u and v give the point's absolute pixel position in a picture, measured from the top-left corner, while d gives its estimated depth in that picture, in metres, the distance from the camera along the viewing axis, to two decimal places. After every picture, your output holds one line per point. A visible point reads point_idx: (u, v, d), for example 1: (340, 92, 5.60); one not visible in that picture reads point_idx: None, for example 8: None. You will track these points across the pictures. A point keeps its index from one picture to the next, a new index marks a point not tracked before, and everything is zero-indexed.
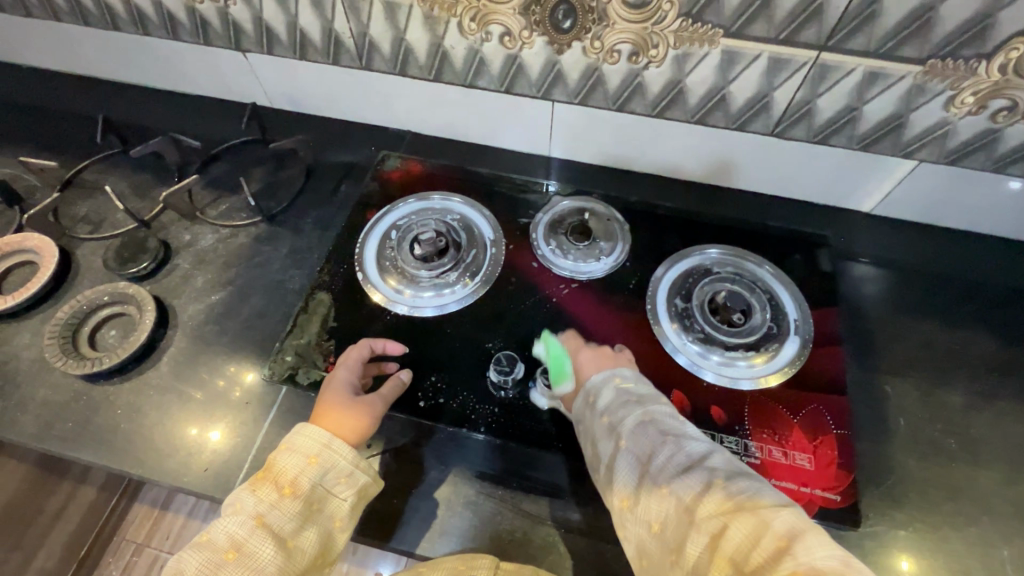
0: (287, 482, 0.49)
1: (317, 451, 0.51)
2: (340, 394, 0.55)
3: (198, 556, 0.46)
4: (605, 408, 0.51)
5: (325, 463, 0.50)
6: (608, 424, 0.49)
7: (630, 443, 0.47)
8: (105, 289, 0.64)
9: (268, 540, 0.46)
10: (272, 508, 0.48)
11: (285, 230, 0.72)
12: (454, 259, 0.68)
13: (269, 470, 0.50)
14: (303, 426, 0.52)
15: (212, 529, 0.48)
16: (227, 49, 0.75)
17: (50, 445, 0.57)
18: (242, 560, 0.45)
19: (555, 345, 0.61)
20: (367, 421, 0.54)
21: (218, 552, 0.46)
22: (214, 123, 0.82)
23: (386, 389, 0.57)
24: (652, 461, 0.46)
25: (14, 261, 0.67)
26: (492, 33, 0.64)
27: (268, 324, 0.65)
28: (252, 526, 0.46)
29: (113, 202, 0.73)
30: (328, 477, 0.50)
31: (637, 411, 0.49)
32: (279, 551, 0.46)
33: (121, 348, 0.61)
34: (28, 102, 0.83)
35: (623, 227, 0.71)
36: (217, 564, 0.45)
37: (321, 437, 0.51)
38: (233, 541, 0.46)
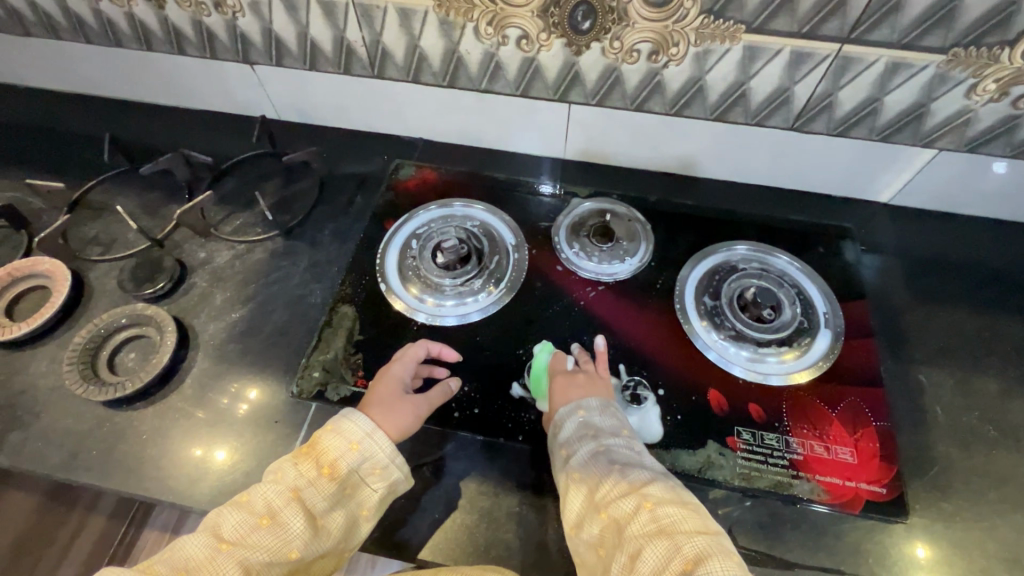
0: (327, 462, 0.48)
1: (360, 438, 0.49)
2: (389, 391, 0.55)
3: (235, 516, 0.45)
4: (565, 441, 0.52)
5: (366, 451, 0.49)
6: (563, 455, 0.51)
7: (579, 474, 0.48)
8: (123, 311, 0.62)
9: (301, 515, 0.45)
10: (310, 484, 0.47)
11: (302, 243, 0.71)
12: (478, 267, 0.67)
13: (314, 446, 0.49)
14: (353, 411, 0.51)
15: (252, 492, 0.47)
16: (234, 62, 0.73)
17: (75, 475, 0.55)
18: (275, 529, 0.45)
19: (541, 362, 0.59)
20: (411, 421, 0.53)
21: (254, 515, 0.45)
22: (222, 138, 0.81)
23: (433, 393, 0.56)
24: (595, 490, 0.47)
25: (24, 287, 0.65)
26: (509, 36, 0.63)
27: (291, 340, 0.64)
28: (291, 498, 0.46)
29: (124, 222, 0.71)
30: (365, 465, 0.49)
31: (591, 443, 0.50)
32: (308, 528, 0.45)
33: (143, 371, 0.59)
34: (28, 125, 0.82)
35: (646, 227, 0.71)
36: (251, 527, 0.45)
37: (367, 424, 0.50)
38: (269, 508, 0.46)
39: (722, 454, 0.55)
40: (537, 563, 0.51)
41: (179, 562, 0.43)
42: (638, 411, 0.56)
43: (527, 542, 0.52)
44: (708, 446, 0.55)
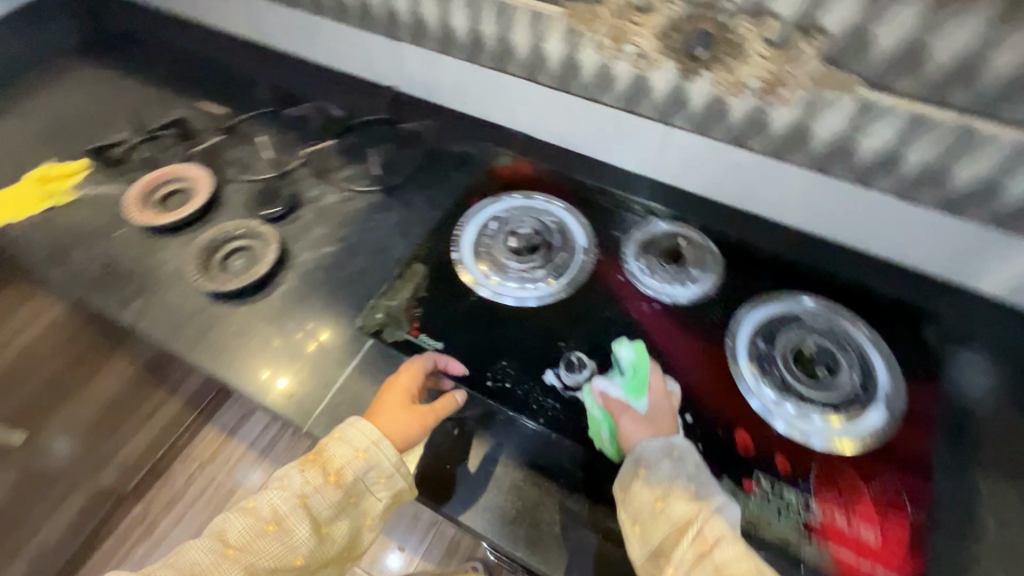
0: (333, 470, 0.56)
1: (365, 447, 0.56)
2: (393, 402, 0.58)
3: (245, 522, 0.54)
4: (692, 477, 0.51)
5: (370, 460, 0.56)
6: (688, 490, 0.51)
7: (705, 521, 0.49)
8: (244, 224, 0.73)
9: (305, 521, 0.54)
10: (314, 492, 0.55)
11: (398, 202, 0.79)
12: (544, 258, 0.71)
13: (321, 455, 0.57)
14: (357, 420, 0.57)
15: (259, 499, 0.56)
16: (382, 35, 0.83)
17: (174, 345, 0.66)
18: (279, 533, 0.54)
19: (641, 369, 0.60)
20: (416, 431, 0.57)
21: (262, 521, 0.54)
22: (355, 98, 0.91)
23: (439, 403, 0.59)
24: (717, 544, 0.48)
25: (175, 186, 0.78)
26: (625, 51, 0.65)
27: (367, 281, 0.71)
28: (296, 505, 0.54)
29: (259, 152, 0.82)
30: (369, 475, 0.56)
31: (721, 497, 0.51)
32: (312, 535, 0.54)
33: (246, 275, 0.69)
34: (210, 59, 0.97)
35: (716, 259, 0.71)
36: (260, 532, 0.54)
37: (372, 436, 0.56)
38: (275, 515, 0.54)
39: (735, 495, 0.54)
40: (526, 535, 0.54)
41: (188, 565, 0.52)
42: None
43: (523, 514, 0.55)
44: (722, 482, 0.55)
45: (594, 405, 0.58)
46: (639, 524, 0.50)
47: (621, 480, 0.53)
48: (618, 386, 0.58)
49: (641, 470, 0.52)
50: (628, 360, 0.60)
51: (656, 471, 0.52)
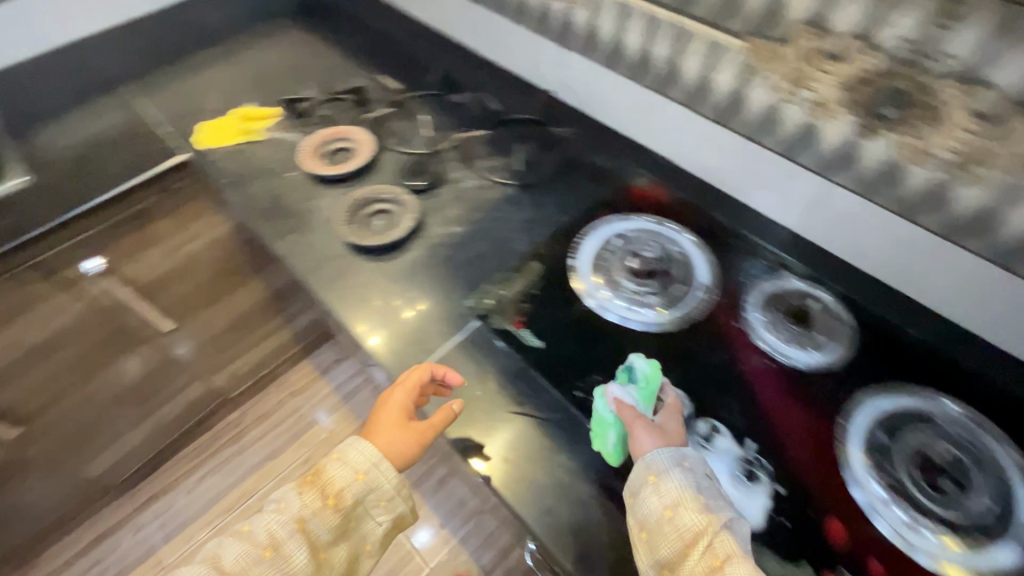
0: (332, 493, 0.58)
1: (365, 469, 0.59)
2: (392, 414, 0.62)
3: (241, 547, 0.56)
4: (701, 490, 0.50)
5: (371, 481, 0.59)
6: (695, 500, 0.49)
7: (715, 536, 0.47)
8: (392, 191, 0.80)
9: (304, 545, 0.56)
10: (313, 517, 0.57)
11: (529, 200, 0.81)
12: (660, 287, 0.70)
13: (318, 478, 0.59)
14: (358, 442, 0.60)
15: (252, 524, 0.57)
16: (552, 41, 0.85)
17: (310, 280, 0.73)
18: (277, 559, 0.55)
19: (651, 379, 0.58)
20: (413, 446, 0.61)
21: (258, 547, 0.55)
22: (511, 96, 0.95)
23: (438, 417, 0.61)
24: (726, 561, 0.46)
25: (343, 144, 0.87)
26: (801, 97, 0.61)
27: (484, 266, 0.74)
28: (293, 531, 0.56)
29: (417, 128, 0.89)
30: (369, 497, 0.59)
31: (731, 513, 0.49)
32: (311, 560, 0.56)
33: (383, 235, 0.75)
34: (393, 38, 1.06)
35: (847, 333, 0.66)
36: (257, 558, 0.55)
37: (371, 457, 0.59)
38: (273, 540, 0.56)
39: None
40: (581, 551, 0.54)
41: None
42: (746, 489, 0.54)
43: (581, 529, 0.55)
44: (800, 566, 0.50)
45: (606, 409, 0.56)
46: (644, 531, 0.49)
47: (629, 486, 0.52)
48: (632, 394, 0.56)
49: (649, 477, 0.51)
50: (643, 370, 0.58)
51: (664, 479, 0.51)
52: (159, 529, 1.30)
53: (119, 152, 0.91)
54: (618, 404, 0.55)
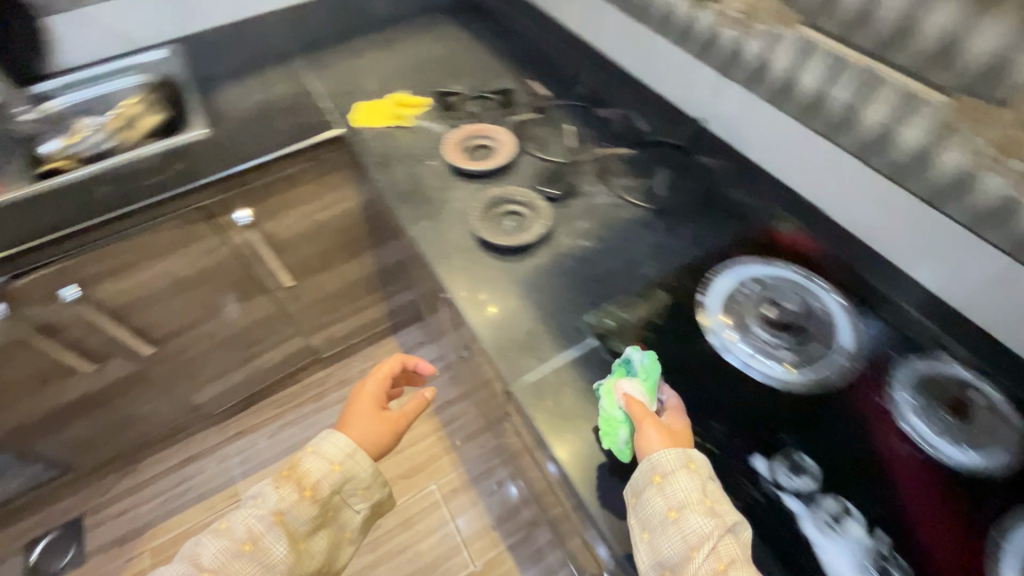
0: (308, 486, 0.68)
1: (340, 459, 0.71)
2: (366, 405, 0.77)
3: (221, 543, 0.64)
4: (704, 493, 0.49)
5: (345, 470, 0.71)
6: (702, 504, 0.49)
7: (721, 540, 0.47)
8: (526, 195, 0.81)
9: (283, 537, 0.65)
10: (290, 508, 0.67)
11: (661, 225, 0.79)
12: (794, 342, 0.65)
13: (293, 473, 0.69)
14: (332, 437, 0.72)
15: (230, 522, 0.66)
16: (712, 69, 0.82)
17: (437, 267, 0.75)
18: (255, 552, 0.64)
19: (651, 372, 0.59)
20: (386, 431, 0.75)
21: (237, 542, 0.64)
22: (655, 118, 0.93)
23: (411, 404, 0.77)
24: (732, 567, 0.46)
25: (485, 142, 0.89)
26: (1009, 167, 0.50)
27: (607, 285, 0.72)
28: (272, 524, 0.65)
29: (558, 137, 0.90)
30: (346, 486, 0.71)
31: (735, 519, 0.49)
32: (292, 550, 0.66)
33: (512, 237, 0.76)
34: (544, 46, 1.08)
35: (1017, 439, 0.58)
36: (238, 551, 0.64)
37: (346, 448, 0.72)
38: (251, 534, 0.65)
39: None
40: None
41: None
42: None
43: None
44: None
45: (616, 408, 0.57)
46: (647, 531, 0.49)
47: (633, 483, 0.52)
48: (637, 387, 0.57)
49: (654, 477, 0.51)
50: (641, 362, 0.59)
51: (670, 480, 0.50)
52: (241, 466, 1.40)
53: (285, 119, 0.99)
54: (626, 398, 0.56)
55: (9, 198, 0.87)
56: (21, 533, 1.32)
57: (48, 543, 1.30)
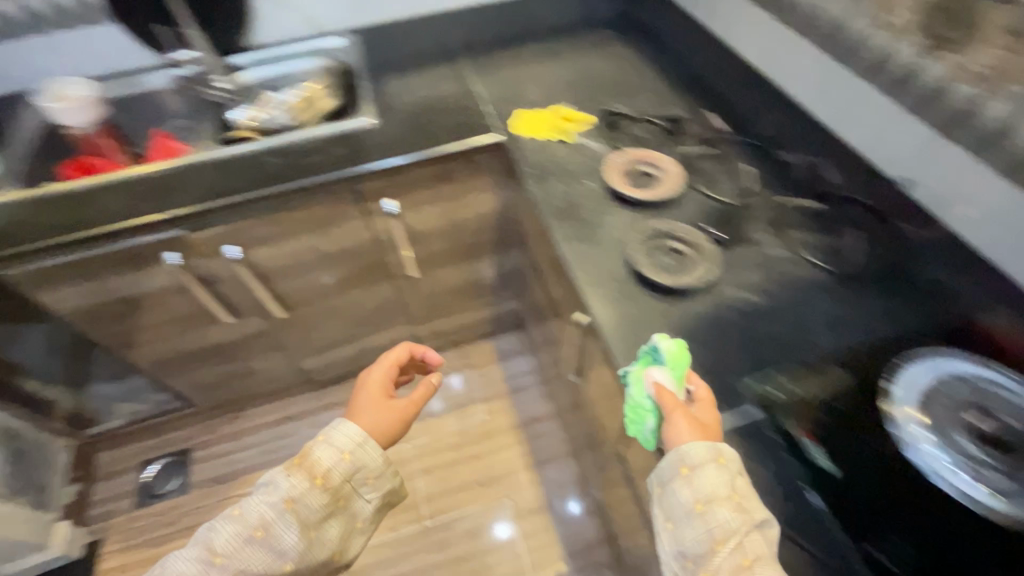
0: (318, 475, 0.70)
1: (350, 448, 0.73)
2: (374, 391, 0.82)
3: (234, 528, 0.67)
4: (729, 487, 0.52)
5: (355, 460, 0.73)
6: (729, 498, 0.52)
7: (746, 536, 0.50)
8: (689, 233, 0.75)
9: (292, 525, 0.67)
10: (301, 496, 0.69)
11: (839, 292, 0.70)
12: (1005, 463, 0.55)
13: (304, 461, 0.71)
14: (342, 425, 0.75)
15: (241, 508, 0.69)
16: (930, 127, 0.72)
17: (586, 293, 0.72)
18: (266, 539, 0.67)
19: (676, 359, 0.59)
20: (393, 418, 0.79)
21: (249, 528, 0.67)
22: (840, 170, 0.83)
23: (417, 394, 0.84)
24: (756, 561, 0.49)
25: (647, 168, 0.85)
26: None
27: (770, 349, 0.65)
28: (282, 511, 0.67)
29: (727, 176, 0.83)
30: (357, 476, 0.73)
31: (757, 513, 0.51)
32: (303, 538, 0.68)
33: (670, 276, 0.71)
34: (718, 75, 1.01)
35: None
36: (249, 536, 0.66)
37: (355, 437, 0.74)
38: (263, 521, 0.67)
39: None
40: None
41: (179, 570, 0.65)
42: None
43: None
44: None
45: (644, 398, 0.59)
46: (671, 521, 0.54)
47: (662, 471, 0.56)
48: (667, 377, 0.59)
49: (682, 469, 0.54)
50: (668, 352, 0.59)
51: (697, 472, 0.54)
52: None
53: (446, 117, 1.00)
54: (655, 387, 0.58)
55: (203, 157, 0.95)
56: (139, 452, 1.46)
57: (159, 467, 1.43)
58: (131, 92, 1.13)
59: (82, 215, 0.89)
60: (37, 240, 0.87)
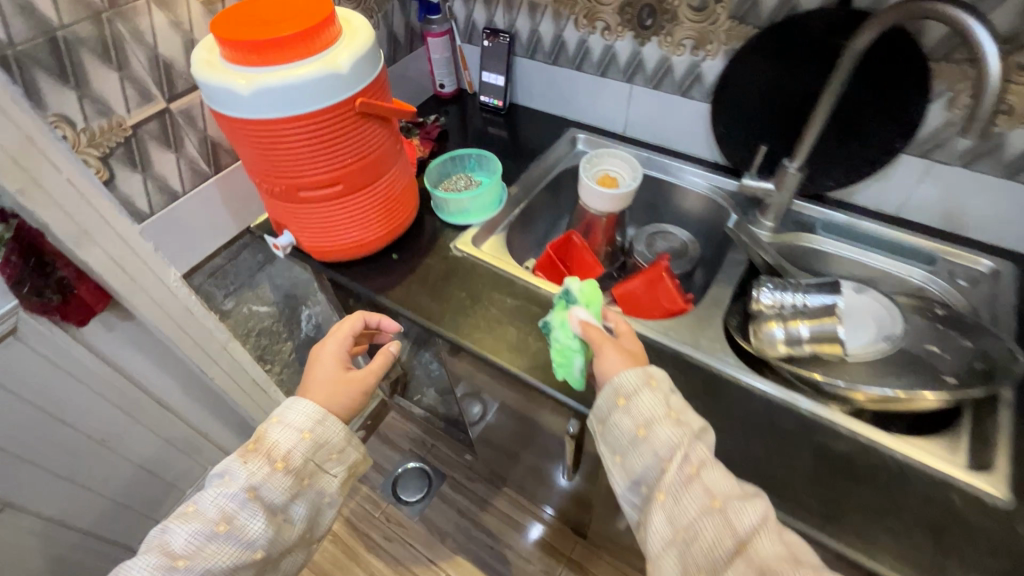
0: (280, 457, 0.58)
1: (309, 427, 0.60)
2: (328, 364, 0.66)
3: (191, 527, 0.54)
4: (645, 394, 0.53)
5: (318, 437, 0.60)
6: (667, 417, 0.52)
7: (689, 446, 0.50)
8: None
9: (258, 512, 0.56)
10: (263, 482, 0.57)
11: None
12: None
13: (261, 442, 0.59)
14: (298, 402, 0.62)
15: (198, 501, 0.56)
16: None
17: None
18: (230, 531, 0.54)
19: (584, 284, 0.64)
20: (349, 395, 0.64)
21: (210, 523, 0.54)
22: None
23: (378, 359, 0.67)
24: (703, 467, 0.49)
25: None
26: None
27: None
28: (246, 500, 0.55)
29: None
30: (319, 453, 0.61)
31: (671, 415, 0.52)
32: (271, 525, 0.57)
33: None
34: None
35: None
36: (209, 533, 0.54)
37: (314, 414, 0.61)
38: (222, 514, 0.55)
39: None
40: None
41: None
42: None
43: None
44: None
45: (572, 335, 0.60)
46: (620, 454, 0.53)
47: (603, 406, 0.55)
48: (590, 314, 0.61)
49: (618, 400, 0.54)
50: (578, 287, 0.63)
51: (633, 400, 0.53)
52: None
53: None
54: (584, 327, 0.59)
55: (693, 353, 0.66)
56: (416, 438, 1.44)
57: (416, 468, 1.39)
58: (663, 177, 0.92)
59: (521, 334, 0.70)
60: (463, 336, 0.70)
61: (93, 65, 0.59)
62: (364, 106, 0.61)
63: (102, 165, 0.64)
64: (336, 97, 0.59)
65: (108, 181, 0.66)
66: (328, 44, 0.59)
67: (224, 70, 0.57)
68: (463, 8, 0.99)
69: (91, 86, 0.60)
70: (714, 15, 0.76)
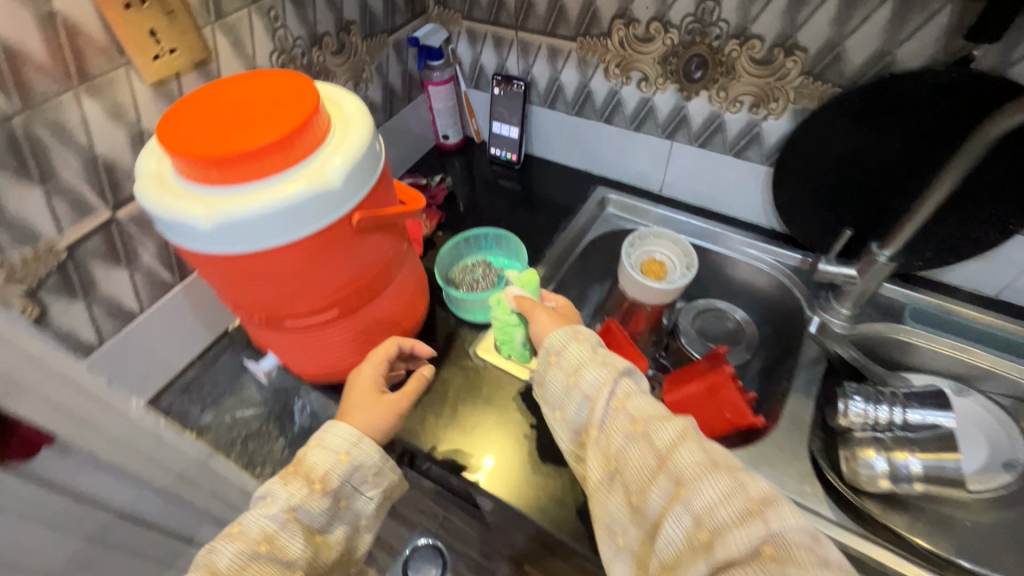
0: (318, 476, 0.46)
1: (348, 449, 0.49)
2: (364, 389, 0.54)
3: (234, 548, 0.42)
4: (568, 345, 0.49)
5: (358, 458, 0.49)
6: (595, 360, 0.48)
7: (615, 382, 0.46)
8: None
9: (298, 534, 0.44)
10: (302, 503, 0.45)
11: None
12: None
13: (299, 462, 0.47)
14: (336, 424, 0.50)
15: (242, 520, 0.44)
16: None
17: None
18: (272, 555, 0.42)
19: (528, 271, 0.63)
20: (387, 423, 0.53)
21: (251, 542, 0.42)
22: None
23: (414, 382, 0.57)
24: (630, 399, 0.45)
25: None
26: None
27: None
28: (287, 521, 0.44)
29: None
30: (355, 475, 0.49)
31: (598, 355, 0.48)
32: (308, 547, 0.45)
33: None
34: None
35: None
36: (249, 559, 0.42)
37: (353, 435, 0.50)
38: (262, 533, 0.43)
39: None
40: None
41: None
42: None
43: None
44: None
45: (509, 312, 0.59)
46: (557, 410, 0.48)
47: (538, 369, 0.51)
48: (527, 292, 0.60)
49: (549, 359, 0.50)
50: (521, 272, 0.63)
51: (563, 355, 0.49)
52: None
53: None
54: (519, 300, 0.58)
55: None
56: (427, 510, 1.30)
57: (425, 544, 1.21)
58: (711, 247, 0.78)
59: (564, 473, 0.58)
60: (496, 483, 0.58)
61: (5, 185, 0.45)
62: (364, 220, 0.48)
63: (31, 302, 0.50)
64: (329, 217, 0.45)
65: (39, 317, 0.52)
66: (315, 147, 0.45)
67: (181, 193, 0.43)
68: (469, 50, 0.85)
69: (4, 211, 0.46)
70: (783, 69, 0.63)
